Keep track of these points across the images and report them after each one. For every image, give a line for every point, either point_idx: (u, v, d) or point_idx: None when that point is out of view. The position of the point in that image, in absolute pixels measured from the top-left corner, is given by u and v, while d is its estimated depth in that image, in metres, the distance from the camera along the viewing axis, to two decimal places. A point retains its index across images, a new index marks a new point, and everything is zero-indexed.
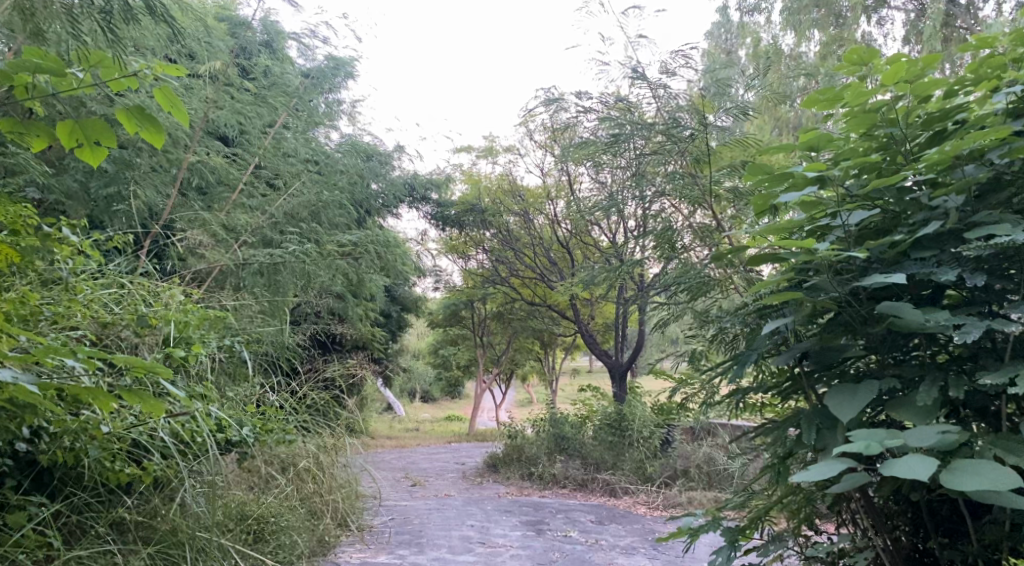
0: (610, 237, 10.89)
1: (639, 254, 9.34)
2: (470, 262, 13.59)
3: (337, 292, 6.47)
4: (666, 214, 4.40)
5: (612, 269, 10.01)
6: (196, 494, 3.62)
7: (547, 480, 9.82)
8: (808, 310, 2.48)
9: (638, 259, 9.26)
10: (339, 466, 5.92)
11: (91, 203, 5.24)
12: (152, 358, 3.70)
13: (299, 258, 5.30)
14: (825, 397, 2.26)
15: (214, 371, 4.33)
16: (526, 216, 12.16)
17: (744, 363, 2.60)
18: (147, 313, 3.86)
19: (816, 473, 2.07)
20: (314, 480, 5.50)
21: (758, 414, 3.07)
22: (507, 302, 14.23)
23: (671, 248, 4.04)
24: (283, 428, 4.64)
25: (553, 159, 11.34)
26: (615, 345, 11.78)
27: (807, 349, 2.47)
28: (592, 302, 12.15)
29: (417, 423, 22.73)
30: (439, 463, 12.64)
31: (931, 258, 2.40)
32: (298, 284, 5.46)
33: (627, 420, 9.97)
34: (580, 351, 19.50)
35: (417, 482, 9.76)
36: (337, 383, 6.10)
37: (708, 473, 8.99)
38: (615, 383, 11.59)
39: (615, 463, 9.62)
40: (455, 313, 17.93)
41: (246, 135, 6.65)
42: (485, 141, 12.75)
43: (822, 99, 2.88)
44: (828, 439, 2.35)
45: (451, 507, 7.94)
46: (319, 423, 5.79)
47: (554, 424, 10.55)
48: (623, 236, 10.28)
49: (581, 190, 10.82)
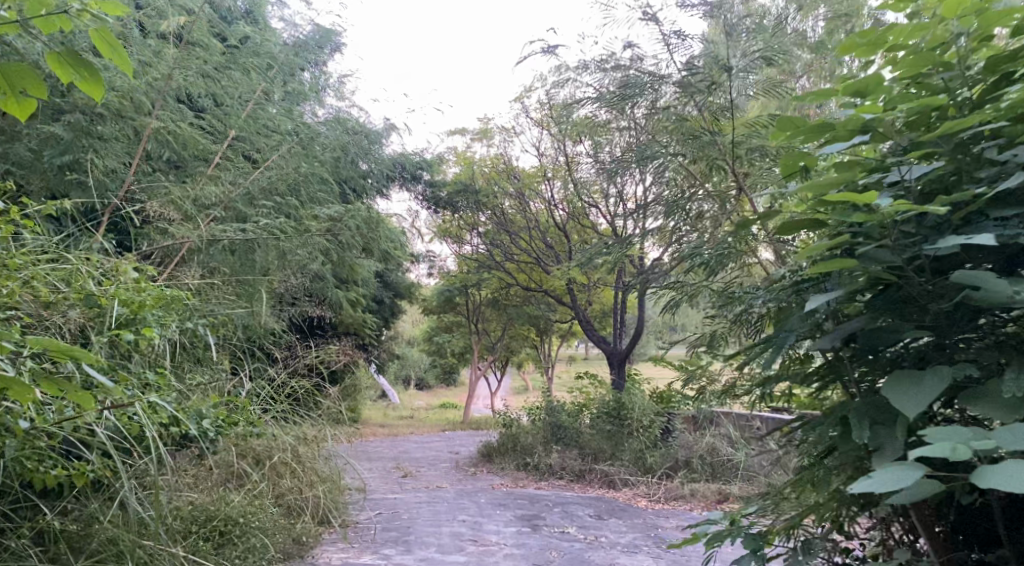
0: (610, 219, 10.47)
1: (641, 237, 8.89)
2: (464, 246, 13.16)
3: (319, 272, 6.05)
4: (678, 183, 3.94)
5: (612, 252, 9.56)
6: (141, 499, 3.22)
7: (543, 471, 9.44)
8: (855, 283, 2.08)
9: (640, 242, 8.82)
10: (320, 458, 5.51)
11: (45, 173, 4.81)
12: (98, 341, 3.28)
13: (274, 234, 4.87)
14: (884, 386, 1.87)
15: (174, 357, 3.91)
16: (522, 198, 11.72)
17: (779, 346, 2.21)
18: (94, 292, 3.44)
19: (887, 481, 1.65)
20: (290, 475, 5.09)
21: (787, 404, 2.66)
22: (502, 287, 13.81)
23: (683, 219, 3.62)
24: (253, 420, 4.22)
25: (550, 138, 10.89)
26: (614, 331, 11.36)
27: (856, 329, 2.07)
28: (590, 287, 11.73)
29: (411, 411, 22.38)
30: (431, 452, 12.26)
31: (1014, 219, 2.01)
32: (273, 264, 5.04)
33: (626, 408, 9.57)
34: (576, 338, 19.11)
35: (409, 473, 9.38)
36: (318, 370, 5.69)
37: (714, 464, 8.53)
38: (614, 370, 11.19)
39: (614, 453, 9.24)
40: (450, 300, 17.52)
41: (220, 104, 6.20)
42: (479, 122, 12.28)
43: (862, 43, 2.48)
44: (884, 437, 1.96)
45: (443, 499, 7.55)
46: (296, 414, 5.38)
47: (550, 413, 10.16)
48: (623, 218, 9.85)
49: (580, 170, 10.39)
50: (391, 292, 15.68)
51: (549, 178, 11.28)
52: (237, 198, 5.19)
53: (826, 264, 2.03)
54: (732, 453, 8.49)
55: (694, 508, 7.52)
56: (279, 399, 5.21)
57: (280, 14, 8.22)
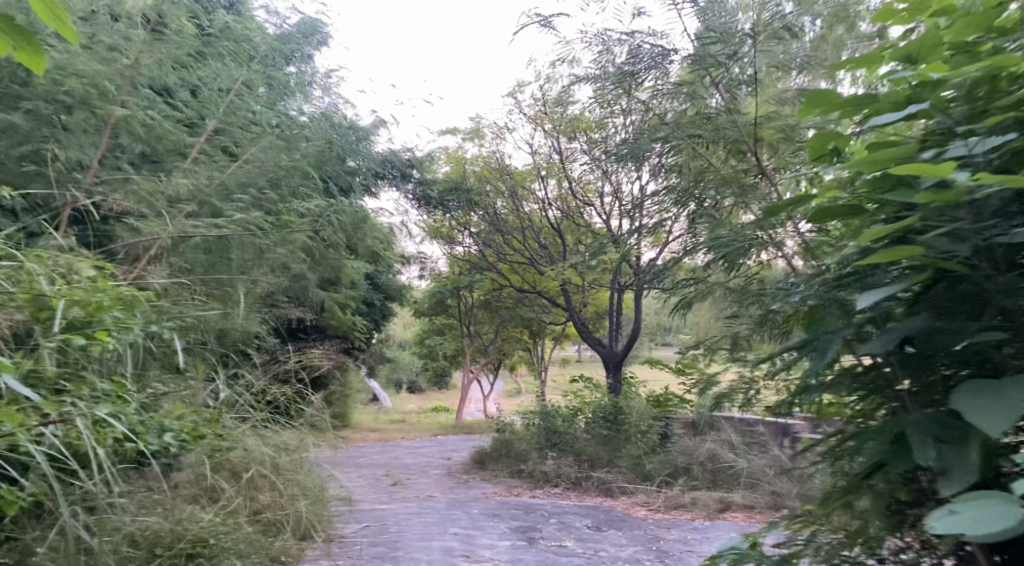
0: (605, 219, 10.15)
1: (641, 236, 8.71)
2: (456, 247, 12.84)
3: (301, 271, 5.72)
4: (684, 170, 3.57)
5: (609, 251, 9.25)
6: (86, 526, 2.90)
7: (538, 479, 9.11)
8: (918, 276, 1.80)
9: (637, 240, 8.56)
10: (302, 468, 5.18)
11: (3, 165, 4.47)
12: (45, 347, 2.96)
13: (251, 230, 4.56)
14: (957, 395, 1.60)
15: (137, 363, 3.59)
16: (514, 197, 11.40)
17: (826, 350, 1.94)
18: (44, 292, 3.11)
19: (979, 521, 1.40)
20: (271, 488, 4.76)
21: (818, 414, 2.36)
22: (494, 289, 13.50)
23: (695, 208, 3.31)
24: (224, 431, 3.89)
25: (545, 133, 10.63)
26: (610, 334, 11.04)
27: (915, 329, 1.82)
28: (585, 287, 11.42)
29: (403, 415, 22.03)
30: (422, 458, 11.91)
31: None
32: (251, 263, 4.72)
33: (623, 413, 9.26)
34: (570, 341, 18.79)
35: (398, 481, 9.05)
36: (299, 375, 5.36)
37: (715, 471, 8.21)
38: (610, 373, 10.87)
39: (611, 459, 8.91)
40: (441, 302, 17.17)
41: (196, 95, 5.86)
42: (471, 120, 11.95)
43: (901, 11, 2.21)
44: (951, 457, 1.69)
45: (433, 510, 7.22)
46: (276, 421, 5.05)
47: (545, 418, 9.84)
48: (619, 218, 9.55)
49: (575, 168, 10.08)
50: (381, 294, 15.34)
51: (542, 176, 10.97)
52: (212, 192, 4.87)
53: (887, 251, 1.76)
54: (734, 458, 8.16)
55: (695, 517, 7.21)
56: (258, 407, 4.89)
57: (262, 3, 7.87)
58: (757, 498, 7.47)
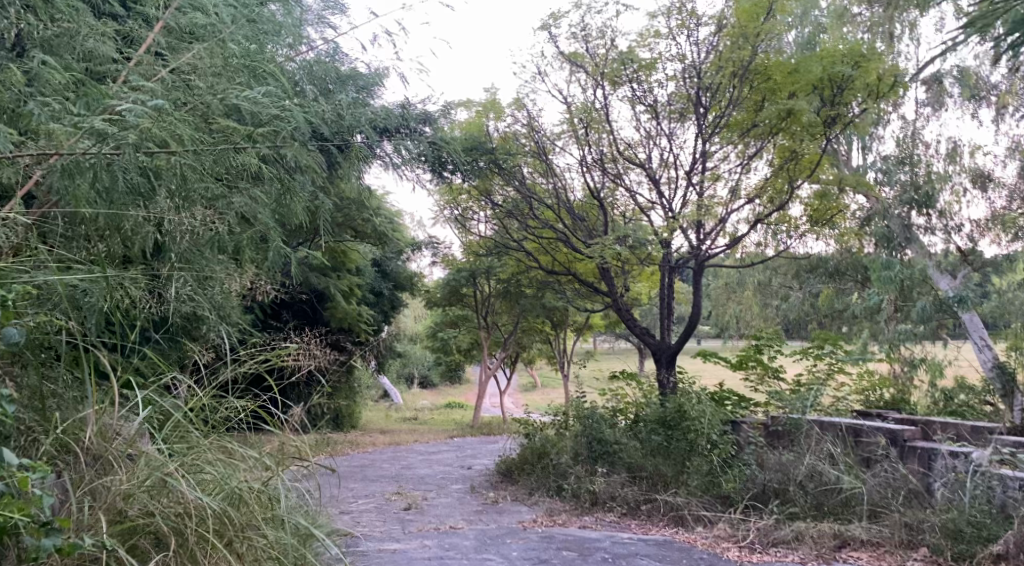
0: (726, 168, 8.91)
1: (706, 193, 8.77)
2: (471, 227, 10.92)
3: (267, 229, 4.03)
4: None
5: (752, 198, 8.67)
6: None
7: (585, 501, 7.40)
8: None
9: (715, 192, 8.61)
10: (285, 518, 3.38)
11: None
12: None
13: (167, 147, 2.96)
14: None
15: None
16: (544, 161, 9.67)
17: None
18: None
19: None
20: (218, 558, 3.01)
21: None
22: (518, 271, 11.71)
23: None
24: (33, 518, 2.50)
25: (587, 78, 8.81)
26: (660, 324, 9.22)
27: None
28: (629, 267, 9.63)
29: (415, 412, 20.31)
30: (439, 468, 10.20)
31: None
32: (172, 203, 3.11)
33: (688, 420, 7.51)
34: (593, 330, 17.07)
35: (413, 503, 7.33)
36: (265, 376, 3.66)
37: (821, 493, 6.45)
38: (662, 368, 8.93)
39: (677, 477, 7.21)
40: (455, 291, 15.38)
41: None
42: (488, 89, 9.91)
43: None
44: None
45: (459, 550, 5.53)
46: (229, 450, 3.35)
47: (586, 423, 8.12)
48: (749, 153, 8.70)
49: (679, 99, 8.83)
50: (389, 282, 14.54)
51: (580, 134, 9.25)
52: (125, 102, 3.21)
53: None
54: (841, 477, 6.41)
55: (805, 559, 5.52)
56: (188, 429, 3.26)
57: None
58: (883, 533, 5.77)
